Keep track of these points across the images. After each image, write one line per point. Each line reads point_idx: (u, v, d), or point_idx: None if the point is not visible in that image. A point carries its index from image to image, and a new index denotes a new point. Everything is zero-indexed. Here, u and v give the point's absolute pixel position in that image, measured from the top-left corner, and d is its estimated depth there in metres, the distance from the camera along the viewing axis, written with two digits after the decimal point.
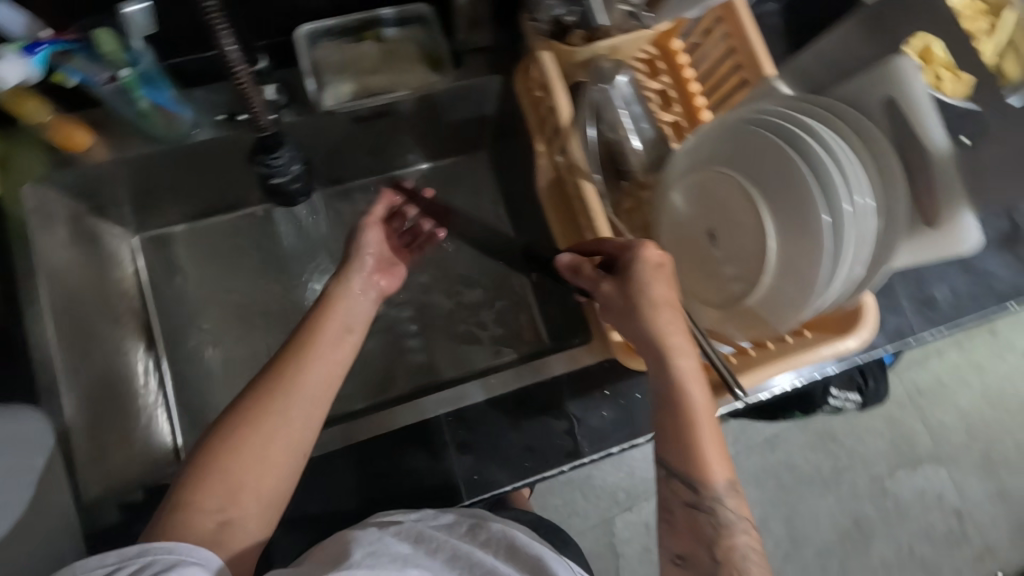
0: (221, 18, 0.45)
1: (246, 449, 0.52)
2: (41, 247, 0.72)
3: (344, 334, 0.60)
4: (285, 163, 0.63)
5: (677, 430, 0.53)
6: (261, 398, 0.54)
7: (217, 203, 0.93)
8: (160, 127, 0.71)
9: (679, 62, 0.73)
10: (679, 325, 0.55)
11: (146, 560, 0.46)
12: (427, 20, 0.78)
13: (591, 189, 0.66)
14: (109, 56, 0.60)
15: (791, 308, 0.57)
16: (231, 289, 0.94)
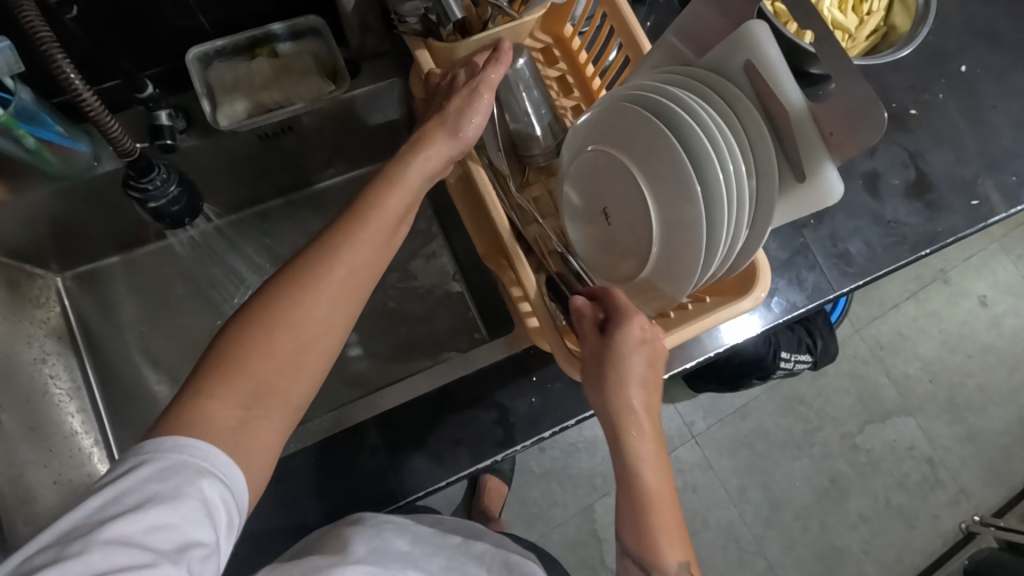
0: (58, 49, 0.46)
1: (279, 346, 0.48)
2: None
3: (394, 226, 0.55)
4: (161, 185, 0.65)
5: (637, 515, 0.55)
6: (295, 283, 0.50)
7: (138, 237, 0.93)
8: (57, 164, 0.71)
9: (572, 47, 0.76)
10: (646, 400, 0.57)
11: (177, 461, 0.43)
12: (318, 30, 0.79)
13: (485, 178, 0.68)
14: None
15: (680, 276, 0.60)
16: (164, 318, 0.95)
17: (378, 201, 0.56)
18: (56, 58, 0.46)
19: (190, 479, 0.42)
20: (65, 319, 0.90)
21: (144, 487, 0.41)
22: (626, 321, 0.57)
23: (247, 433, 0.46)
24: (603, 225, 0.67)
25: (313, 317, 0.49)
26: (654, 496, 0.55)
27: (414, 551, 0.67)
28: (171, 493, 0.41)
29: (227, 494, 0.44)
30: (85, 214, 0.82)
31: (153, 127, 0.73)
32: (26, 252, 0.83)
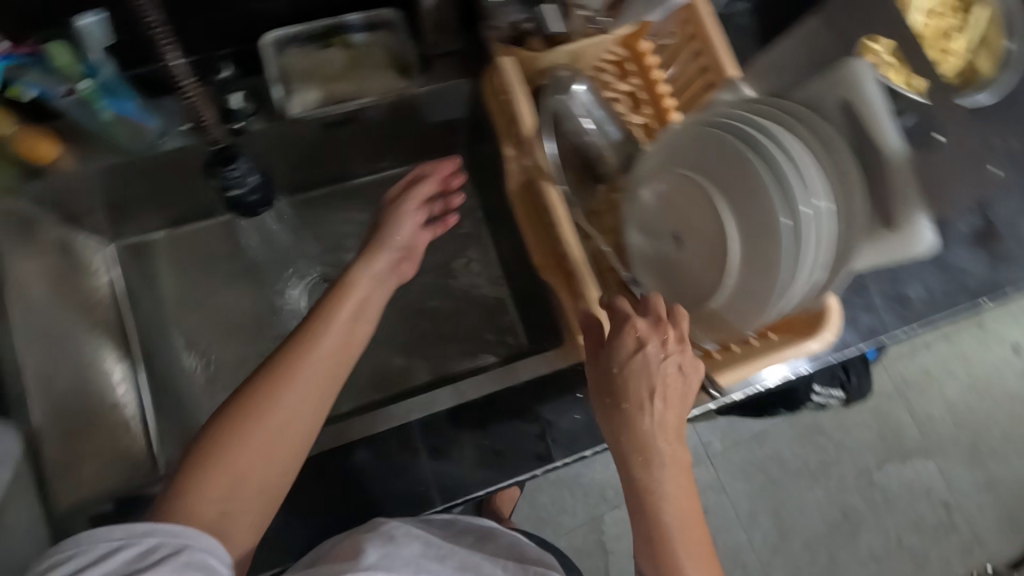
0: (163, 32, 0.50)
1: (254, 436, 0.53)
2: None
3: (354, 321, 0.62)
4: (243, 174, 0.65)
5: (655, 540, 0.56)
6: (277, 379, 0.55)
7: (191, 212, 0.93)
8: (125, 136, 0.70)
9: (647, 63, 0.72)
10: (665, 424, 0.58)
11: (155, 542, 0.46)
12: (394, 24, 0.78)
13: (556, 196, 0.66)
14: (64, 68, 0.60)
15: (752, 312, 0.58)
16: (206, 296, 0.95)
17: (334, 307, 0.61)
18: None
19: (170, 554, 0.46)
20: (113, 287, 0.89)
21: (127, 567, 0.45)
22: (624, 338, 0.58)
23: (226, 524, 0.51)
24: (672, 250, 0.64)
25: (289, 410, 0.54)
26: (668, 521, 0.57)
27: (426, 555, 0.63)
28: (154, 562, 0.45)
29: (213, 557, 0.48)
30: (146, 187, 0.82)
31: (224, 110, 0.72)
32: (83, 217, 0.83)
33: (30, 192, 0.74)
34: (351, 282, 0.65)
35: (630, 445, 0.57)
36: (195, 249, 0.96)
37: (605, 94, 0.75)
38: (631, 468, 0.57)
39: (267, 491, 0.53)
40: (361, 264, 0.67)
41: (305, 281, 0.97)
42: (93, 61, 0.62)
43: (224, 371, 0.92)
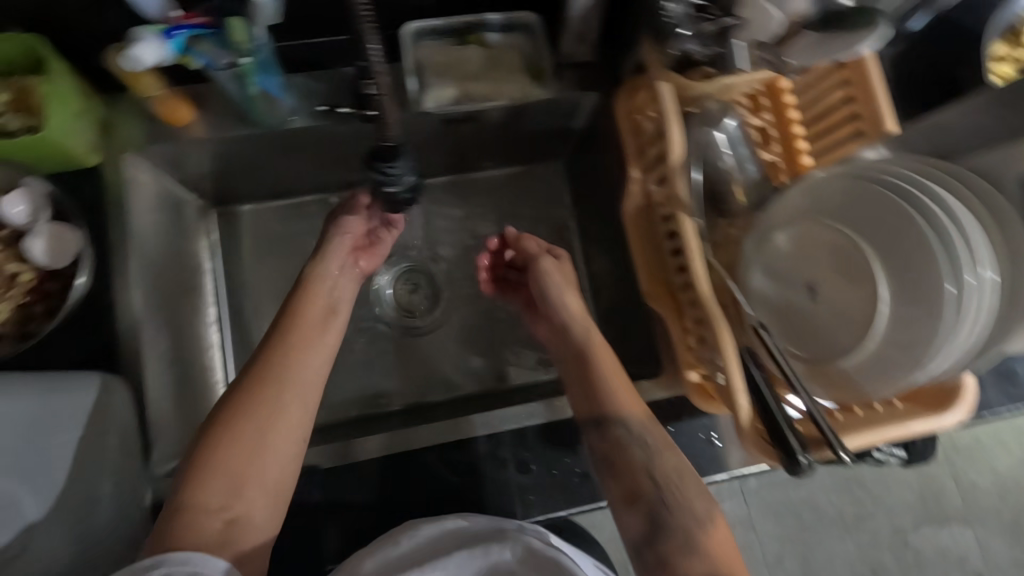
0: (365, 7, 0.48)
1: (246, 435, 0.58)
2: (133, 217, 0.71)
3: (323, 321, 0.68)
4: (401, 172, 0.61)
5: (589, 375, 0.71)
6: (258, 388, 0.60)
7: (290, 187, 0.92)
8: (264, 114, 0.71)
9: (783, 101, 0.70)
10: (581, 304, 0.78)
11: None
12: (533, 28, 0.77)
13: (691, 225, 0.63)
14: (237, 44, 0.58)
15: (893, 376, 0.56)
16: (287, 270, 0.93)
17: (304, 297, 0.69)
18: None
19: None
20: (205, 251, 0.90)
21: None
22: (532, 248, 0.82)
23: (235, 530, 0.55)
24: (804, 300, 0.62)
25: (289, 417, 0.60)
26: (601, 367, 0.71)
27: None
28: None
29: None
30: (260, 158, 0.82)
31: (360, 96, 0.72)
32: (191, 179, 0.83)
33: (156, 153, 0.74)
34: (312, 283, 0.70)
35: (573, 330, 0.76)
36: (287, 222, 0.95)
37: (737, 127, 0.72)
38: (577, 356, 0.74)
39: (270, 490, 0.58)
40: (321, 264, 0.72)
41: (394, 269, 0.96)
42: (258, 39, 0.59)
43: None
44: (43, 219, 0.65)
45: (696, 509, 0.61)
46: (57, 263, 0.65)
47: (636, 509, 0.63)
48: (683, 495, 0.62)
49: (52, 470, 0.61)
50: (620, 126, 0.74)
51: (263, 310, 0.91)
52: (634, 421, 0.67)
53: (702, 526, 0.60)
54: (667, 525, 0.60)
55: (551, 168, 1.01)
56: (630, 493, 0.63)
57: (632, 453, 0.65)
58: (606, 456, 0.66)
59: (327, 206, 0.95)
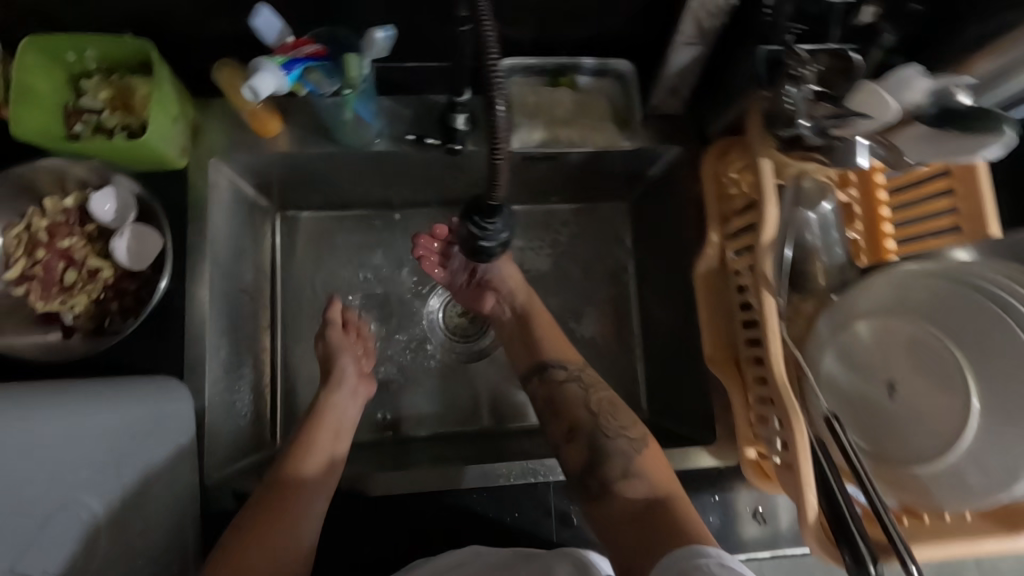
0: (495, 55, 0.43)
1: (270, 552, 0.60)
2: (212, 221, 0.71)
3: (333, 440, 0.73)
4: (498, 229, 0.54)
5: (549, 333, 0.81)
6: (268, 509, 0.63)
7: (354, 199, 0.92)
8: (355, 137, 0.72)
9: (874, 184, 0.72)
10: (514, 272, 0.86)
11: None
12: (624, 76, 0.76)
13: (773, 304, 0.62)
14: (349, 80, 0.59)
15: (976, 489, 0.55)
16: (343, 283, 0.93)
17: (313, 433, 0.73)
18: (498, 111, 0.43)
19: None
20: (266, 255, 0.90)
21: None
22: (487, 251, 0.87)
23: None
24: (880, 397, 0.61)
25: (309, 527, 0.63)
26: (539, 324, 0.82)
27: None
28: None
29: None
30: (334, 172, 0.82)
31: (448, 127, 0.71)
32: (263, 184, 0.83)
33: (238, 160, 0.74)
34: (320, 413, 0.76)
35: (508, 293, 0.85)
36: (348, 233, 0.94)
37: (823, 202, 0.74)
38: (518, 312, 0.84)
39: None
40: (333, 393, 0.78)
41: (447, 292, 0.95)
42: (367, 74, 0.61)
43: None
44: (130, 218, 0.66)
45: (628, 428, 0.69)
46: (137, 265, 0.65)
47: (578, 440, 0.69)
48: (622, 425, 0.69)
49: (133, 493, 0.57)
50: (704, 185, 0.73)
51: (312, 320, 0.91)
52: (570, 365, 0.77)
53: (634, 446, 0.67)
54: (607, 446, 0.68)
55: (615, 208, 0.99)
56: (568, 423, 0.71)
57: (572, 390, 0.74)
58: (549, 399, 0.74)
59: (385, 225, 0.95)
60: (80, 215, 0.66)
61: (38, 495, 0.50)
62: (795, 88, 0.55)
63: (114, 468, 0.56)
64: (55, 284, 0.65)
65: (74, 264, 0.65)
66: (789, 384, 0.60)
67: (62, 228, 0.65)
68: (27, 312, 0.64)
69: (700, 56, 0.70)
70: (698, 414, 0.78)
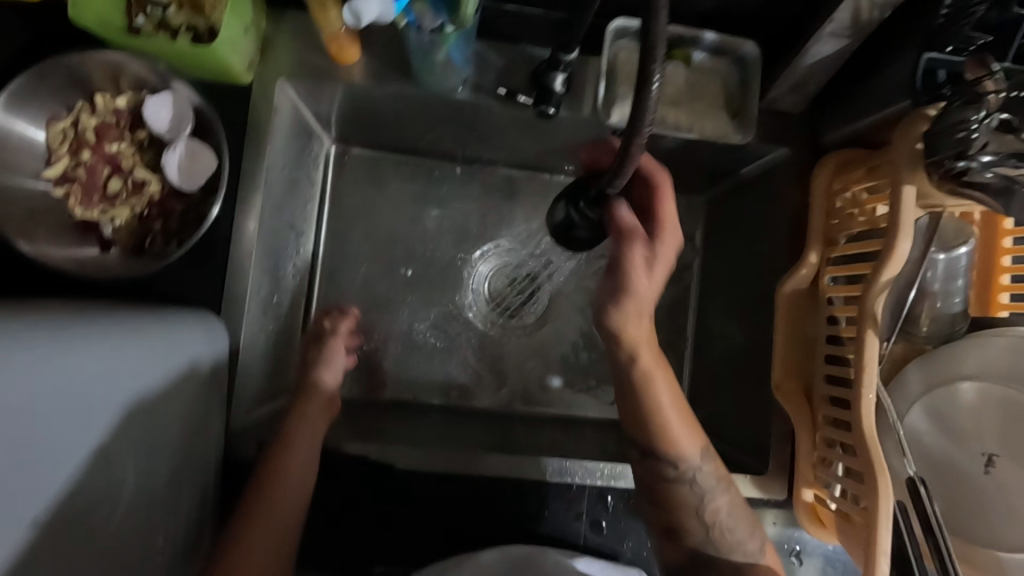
0: (659, 20, 0.36)
1: None
2: (271, 148, 0.65)
3: (305, 448, 0.63)
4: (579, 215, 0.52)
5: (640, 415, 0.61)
6: (248, 523, 0.58)
7: (416, 145, 0.84)
8: (437, 81, 0.65)
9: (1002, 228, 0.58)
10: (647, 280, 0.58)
11: None
12: (747, 60, 0.67)
13: (875, 346, 0.55)
14: (463, 12, 0.54)
15: None
16: (391, 232, 0.87)
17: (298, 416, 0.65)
18: (652, 85, 0.37)
19: None
20: (316, 190, 0.84)
21: None
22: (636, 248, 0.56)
23: None
24: (974, 470, 0.56)
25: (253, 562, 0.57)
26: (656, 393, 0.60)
27: None
28: None
29: None
30: (403, 114, 0.75)
31: (543, 86, 0.63)
32: (324, 114, 0.76)
33: (306, 86, 0.67)
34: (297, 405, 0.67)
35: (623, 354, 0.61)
36: (404, 182, 0.88)
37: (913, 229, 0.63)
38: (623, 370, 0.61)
39: None
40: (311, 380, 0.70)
41: (498, 260, 0.89)
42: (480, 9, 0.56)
43: (379, 315, 0.86)
44: (184, 132, 0.59)
45: (745, 540, 0.60)
46: (186, 185, 0.59)
47: (680, 546, 0.61)
48: (744, 540, 0.60)
49: (147, 429, 0.51)
50: (812, 198, 0.66)
51: (354, 265, 0.86)
52: (690, 466, 0.61)
53: (745, 549, 0.60)
54: (714, 560, 0.60)
55: (690, 200, 0.91)
56: (675, 529, 0.61)
57: (685, 495, 0.61)
58: (651, 489, 0.62)
59: (445, 176, 0.88)
60: (132, 118, 0.60)
61: (44, 424, 0.42)
62: (985, 112, 0.46)
63: (122, 398, 0.48)
64: (98, 190, 0.59)
65: (120, 173, 0.60)
66: (875, 436, 0.55)
67: (112, 130, 0.59)
68: (65, 218, 0.58)
69: (843, 50, 0.61)
70: (750, 439, 0.73)
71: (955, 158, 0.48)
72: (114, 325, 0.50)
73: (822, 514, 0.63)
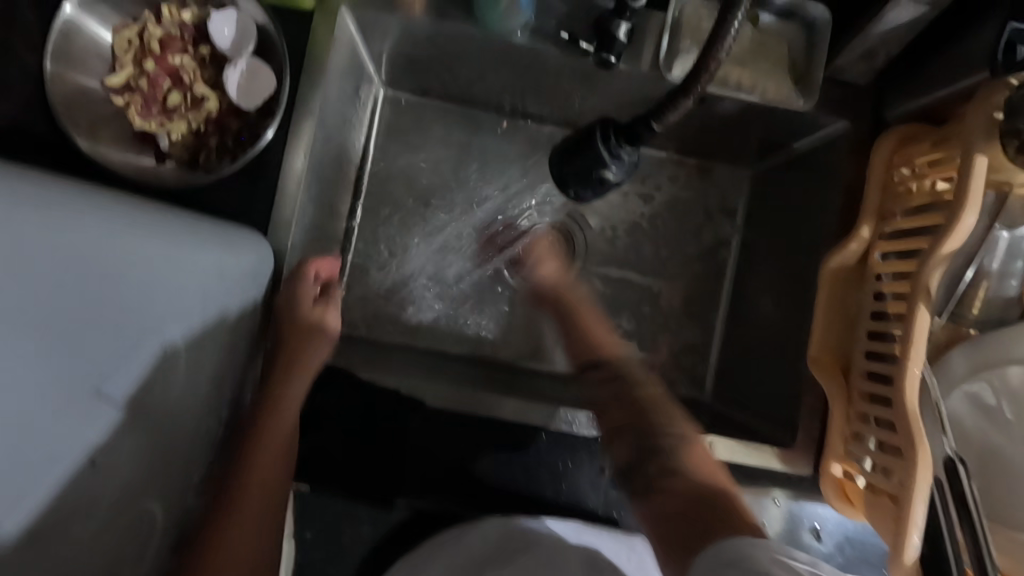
0: None
1: (254, 475, 0.60)
2: (328, 78, 0.65)
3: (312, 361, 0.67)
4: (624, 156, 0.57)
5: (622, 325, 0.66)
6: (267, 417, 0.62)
7: (466, 94, 0.84)
8: (498, 21, 0.64)
9: None
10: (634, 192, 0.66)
11: None
12: (816, 24, 0.65)
13: (926, 321, 0.54)
14: None
15: None
16: (431, 180, 0.87)
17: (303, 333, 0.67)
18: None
19: None
20: (364, 130, 0.84)
21: None
22: None
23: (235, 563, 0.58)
24: (1015, 454, 0.55)
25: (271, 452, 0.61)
26: None
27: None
28: None
29: None
30: (457, 57, 0.74)
31: (606, 33, 0.63)
32: (379, 52, 0.76)
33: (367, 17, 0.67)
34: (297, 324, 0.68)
35: None
36: (450, 131, 0.87)
37: (908, 181, 0.62)
38: None
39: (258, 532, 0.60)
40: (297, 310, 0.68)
41: (536, 218, 0.89)
42: None
43: (413, 262, 0.86)
44: (246, 51, 0.59)
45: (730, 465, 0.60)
46: (244, 102, 0.60)
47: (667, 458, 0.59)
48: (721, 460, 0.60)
49: (199, 317, 0.53)
50: (870, 170, 0.64)
51: (393, 208, 0.86)
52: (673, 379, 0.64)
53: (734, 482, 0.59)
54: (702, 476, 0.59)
55: (736, 176, 0.90)
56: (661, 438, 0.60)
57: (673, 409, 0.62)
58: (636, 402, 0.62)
59: (490, 129, 0.88)
60: (196, 32, 0.60)
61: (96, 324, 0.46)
62: None
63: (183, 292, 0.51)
64: (157, 102, 0.59)
65: (180, 86, 0.60)
66: (916, 411, 0.54)
67: (176, 43, 0.60)
68: (124, 126, 0.59)
69: (921, 16, 0.59)
70: (778, 413, 0.73)
71: None
72: (151, 216, 0.51)
73: (849, 492, 0.62)
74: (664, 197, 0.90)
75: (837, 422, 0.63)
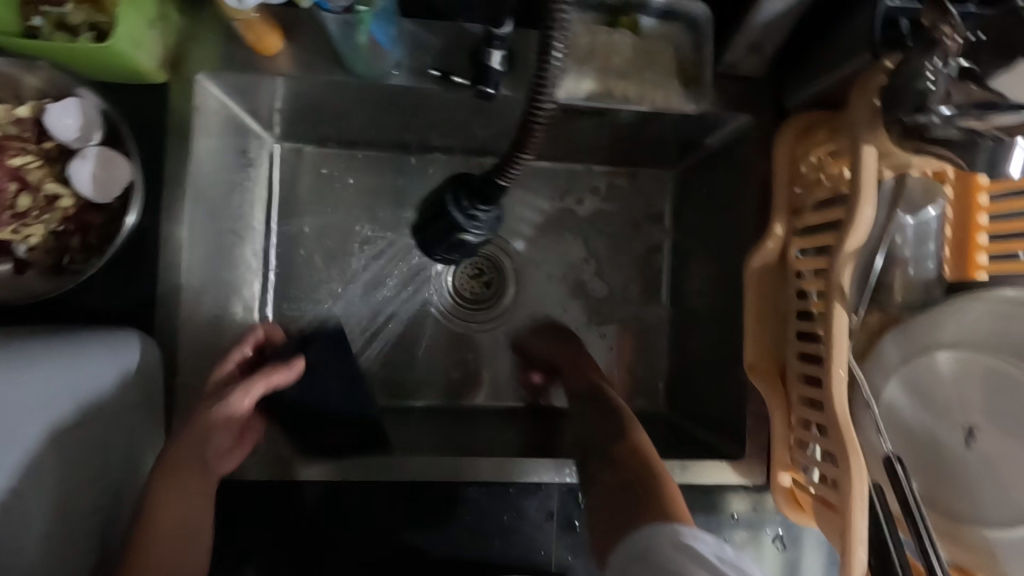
0: None
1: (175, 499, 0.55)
2: (197, 153, 0.61)
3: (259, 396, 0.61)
4: (484, 219, 0.51)
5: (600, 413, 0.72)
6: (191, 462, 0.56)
7: (365, 136, 0.80)
8: (367, 67, 0.61)
9: None
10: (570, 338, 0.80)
11: None
12: (698, 21, 0.63)
13: (843, 322, 0.52)
14: None
15: None
16: (346, 230, 0.83)
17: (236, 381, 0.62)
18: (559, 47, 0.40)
19: None
20: (264, 190, 0.79)
21: None
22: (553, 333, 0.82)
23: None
24: (954, 444, 0.52)
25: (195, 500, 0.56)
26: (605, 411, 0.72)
27: None
28: None
29: None
30: (342, 105, 0.71)
31: (481, 65, 0.59)
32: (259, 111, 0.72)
33: (228, 82, 0.62)
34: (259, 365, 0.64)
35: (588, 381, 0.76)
36: (358, 176, 0.84)
37: (809, 174, 0.60)
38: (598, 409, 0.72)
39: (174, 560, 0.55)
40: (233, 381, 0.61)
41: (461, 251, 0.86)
42: None
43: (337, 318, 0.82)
44: (94, 140, 0.56)
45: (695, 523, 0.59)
46: (101, 197, 0.56)
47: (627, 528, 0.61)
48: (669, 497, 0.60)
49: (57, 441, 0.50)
50: (775, 165, 0.62)
51: (309, 265, 0.82)
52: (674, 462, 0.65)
53: None
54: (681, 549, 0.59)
55: (659, 177, 0.87)
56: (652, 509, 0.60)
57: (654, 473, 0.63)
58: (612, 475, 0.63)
59: (399, 168, 0.84)
60: (37, 128, 0.56)
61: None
62: (941, 60, 0.43)
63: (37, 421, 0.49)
64: (6, 208, 0.55)
65: (29, 188, 0.56)
66: (847, 418, 0.51)
67: (15, 144, 0.55)
68: None
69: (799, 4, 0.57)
70: (725, 422, 0.70)
71: (915, 111, 0.43)
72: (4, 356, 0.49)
73: (801, 499, 0.60)
74: (590, 209, 0.87)
75: (777, 428, 0.61)
